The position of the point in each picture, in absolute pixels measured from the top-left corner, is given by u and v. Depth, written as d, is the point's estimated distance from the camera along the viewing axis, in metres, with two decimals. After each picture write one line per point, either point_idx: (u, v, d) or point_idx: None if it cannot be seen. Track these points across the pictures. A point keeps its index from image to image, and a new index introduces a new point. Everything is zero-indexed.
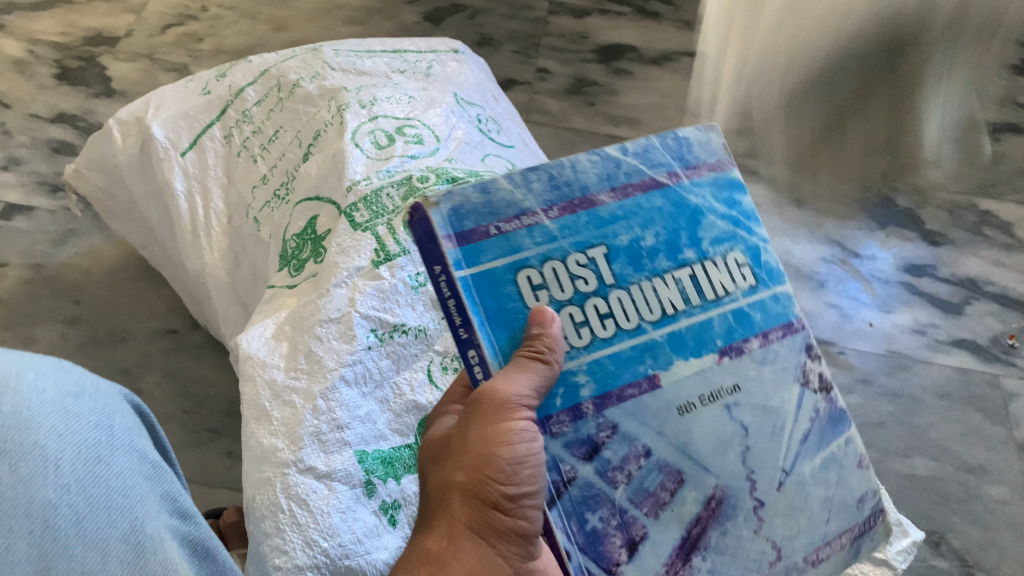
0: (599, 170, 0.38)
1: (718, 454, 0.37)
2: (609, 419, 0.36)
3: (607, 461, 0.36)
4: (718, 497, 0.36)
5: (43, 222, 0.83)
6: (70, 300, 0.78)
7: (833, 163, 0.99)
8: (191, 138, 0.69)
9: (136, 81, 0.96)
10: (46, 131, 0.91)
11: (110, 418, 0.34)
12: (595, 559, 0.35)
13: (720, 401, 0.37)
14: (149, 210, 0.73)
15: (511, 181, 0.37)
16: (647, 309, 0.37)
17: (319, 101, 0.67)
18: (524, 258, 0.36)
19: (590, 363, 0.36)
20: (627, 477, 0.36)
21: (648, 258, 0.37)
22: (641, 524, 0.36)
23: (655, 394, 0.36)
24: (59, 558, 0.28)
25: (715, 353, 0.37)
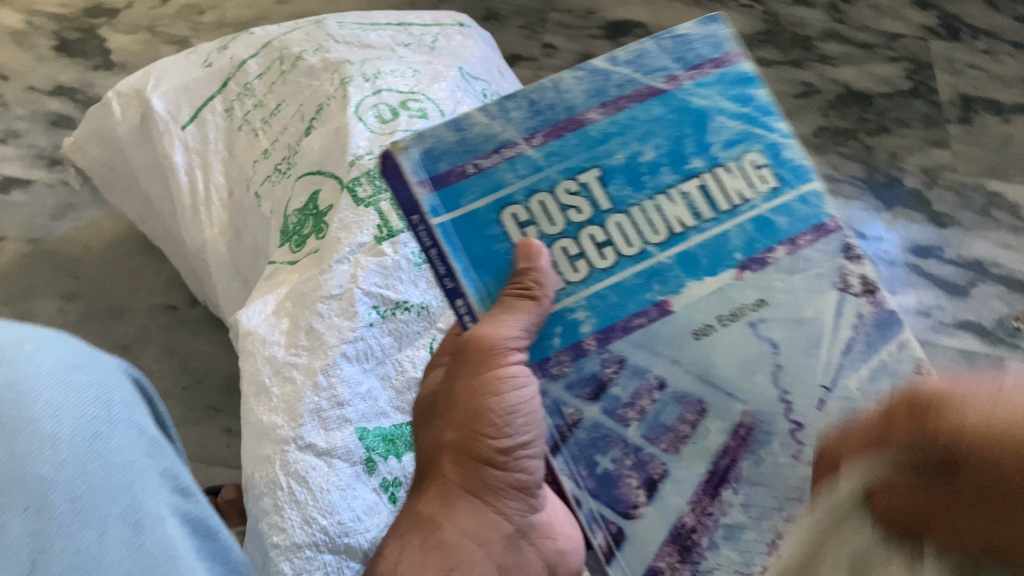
0: (586, 86, 0.37)
1: (745, 376, 0.36)
2: (614, 354, 0.36)
3: (615, 399, 0.36)
4: (748, 424, 0.36)
5: (42, 196, 0.82)
6: (70, 274, 0.77)
7: (841, 143, 0.99)
8: (192, 112, 0.68)
9: (136, 53, 0.95)
10: (44, 104, 0.89)
11: (108, 391, 0.33)
12: (609, 503, 0.36)
13: (742, 319, 0.36)
14: (149, 184, 0.72)
15: (486, 112, 0.36)
16: (649, 230, 0.36)
17: (322, 74, 0.66)
18: (509, 196, 0.36)
19: (590, 296, 0.36)
20: (638, 414, 0.36)
21: (648, 175, 0.36)
22: (659, 462, 0.36)
23: (666, 319, 0.36)
24: (55, 536, 0.28)
25: (733, 267, 0.36)
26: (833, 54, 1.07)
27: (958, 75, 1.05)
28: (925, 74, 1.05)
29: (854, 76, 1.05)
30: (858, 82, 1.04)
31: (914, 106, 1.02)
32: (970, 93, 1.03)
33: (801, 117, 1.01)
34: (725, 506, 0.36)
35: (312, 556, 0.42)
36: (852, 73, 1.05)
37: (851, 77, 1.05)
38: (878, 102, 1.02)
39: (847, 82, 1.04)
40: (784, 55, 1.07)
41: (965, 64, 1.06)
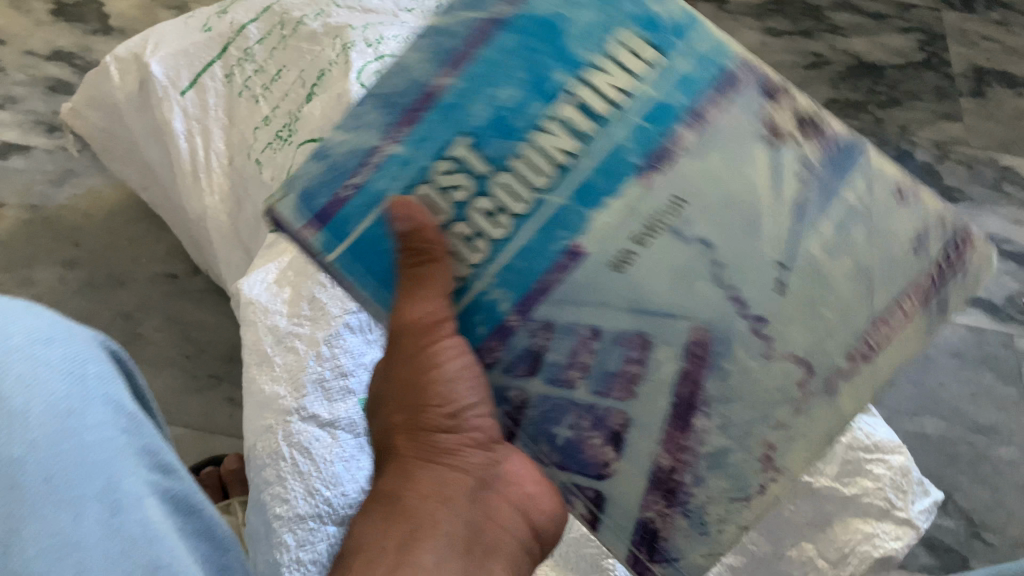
0: (424, 57, 0.40)
1: (681, 281, 0.37)
2: (539, 321, 0.38)
3: (554, 364, 0.38)
4: (701, 339, 0.38)
5: (41, 162, 0.81)
6: (69, 242, 0.76)
7: (852, 115, 0.97)
8: (192, 77, 0.67)
9: (134, 18, 0.93)
10: (42, 68, 0.88)
11: (82, 366, 0.33)
12: (579, 468, 0.39)
13: (664, 227, 0.38)
14: (148, 150, 0.71)
15: (342, 136, 0.39)
16: (537, 174, 0.38)
17: (324, 39, 0.64)
18: (385, 192, 0.38)
19: (500, 270, 0.38)
20: (582, 372, 0.38)
21: (512, 122, 0.38)
22: (615, 412, 0.38)
23: (583, 262, 0.37)
24: (25, 519, 0.28)
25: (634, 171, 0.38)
26: (844, 24, 1.06)
27: (971, 48, 1.04)
28: (938, 46, 1.04)
29: (865, 47, 1.03)
30: (869, 53, 1.03)
31: (926, 79, 1.01)
32: (982, 66, 1.03)
33: (811, 88, 0.99)
34: (701, 435, 0.38)
35: (315, 528, 0.42)
36: (863, 44, 1.04)
37: (862, 48, 1.03)
38: (889, 74, 1.01)
39: (858, 53, 1.03)
40: (795, 24, 1.05)
41: (978, 36, 1.06)
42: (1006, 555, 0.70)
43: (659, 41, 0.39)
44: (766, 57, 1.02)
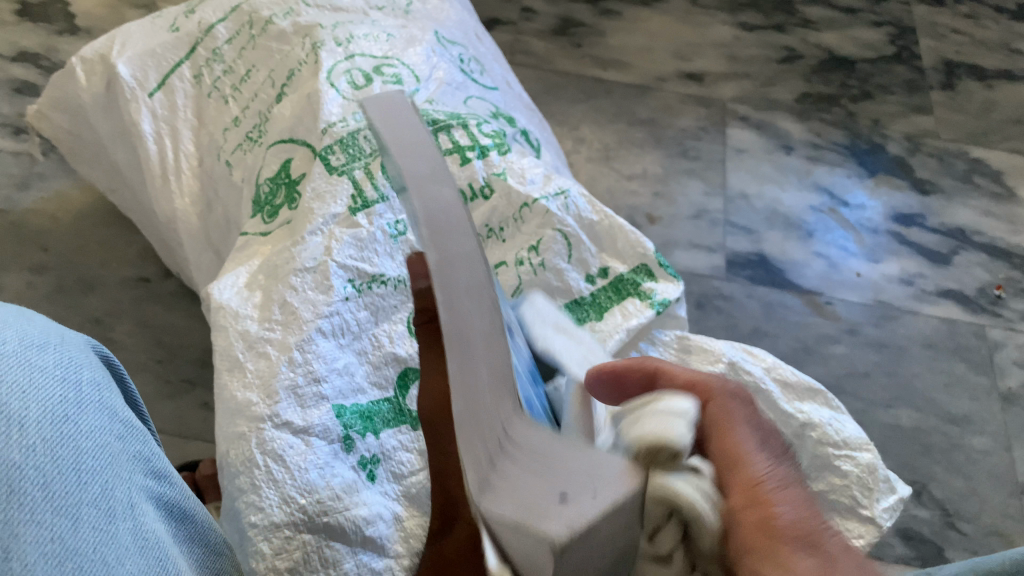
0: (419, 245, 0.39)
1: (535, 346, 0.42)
2: None
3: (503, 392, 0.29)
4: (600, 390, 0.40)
5: (7, 165, 0.79)
6: (37, 246, 0.75)
7: (824, 109, 0.97)
8: (160, 78, 0.66)
9: (103, 19, 0.93)
10: (7, 70, 0.86)
11: (76, 373, 0.30)
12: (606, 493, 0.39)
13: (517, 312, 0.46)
14: (117, 152, 0.70)
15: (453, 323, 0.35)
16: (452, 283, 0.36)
17: (293, 39, 0.64)
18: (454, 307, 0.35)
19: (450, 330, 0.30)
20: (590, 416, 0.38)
21: None
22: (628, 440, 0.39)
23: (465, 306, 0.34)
24: (26, 524, 0.25)
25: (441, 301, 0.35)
26: (815, 18, 1.07)
27: (939, 40, 1.06)
28: (907, 39, 1.06)
29: (837, 41, 1.05)
30: (841, 47, 1.04)
31: (897, 72, 1.02)
32: (952, 58, 1.04)
33: (784, 82, 1.00)
34: None
35: (290, 535, 0.41)
36: (834, 38, 1.05)
37: (833, 42, 1.05)
38: (860, 68, 1.02)
39: (829, 47, 1.04)
40: (767, 20, 1.07)
41: (948, 29, 1.08)
42: (982, 544, 0.66)
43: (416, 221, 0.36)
44: (739, 51, 1.02)
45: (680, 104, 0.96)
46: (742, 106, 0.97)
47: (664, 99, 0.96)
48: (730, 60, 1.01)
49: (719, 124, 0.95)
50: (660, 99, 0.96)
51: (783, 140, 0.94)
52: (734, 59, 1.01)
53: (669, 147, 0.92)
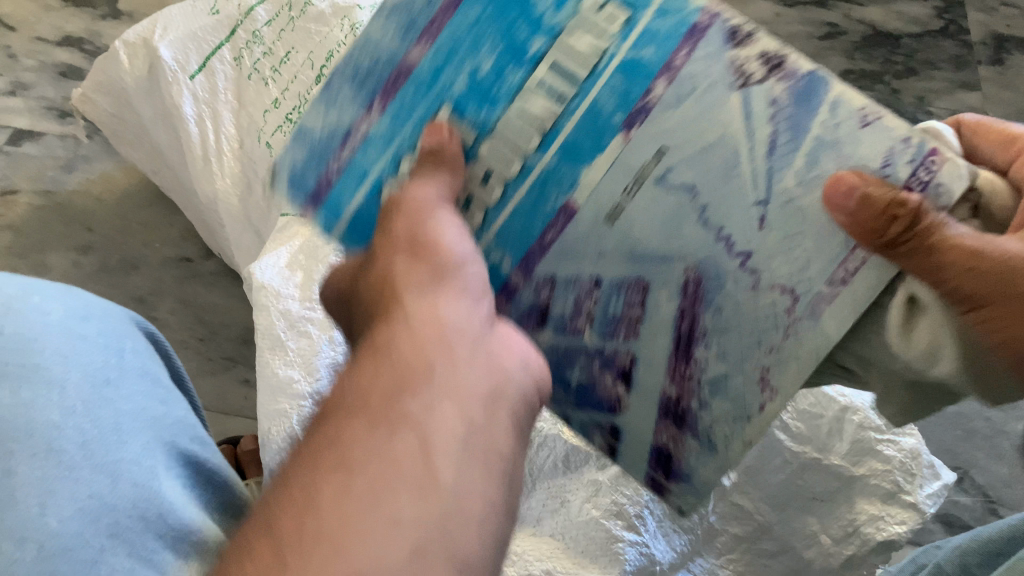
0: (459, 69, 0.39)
1: (631, 193, 0.36)
2: (542, 278, 0.39)
3: (561, 318, 0.40)
4: (696, 278, 0.36)
5: (53, 148, 0.81)
6: (82, 226, 0.76)
7: (868, 86, 0.96)
8: (201, 61, 0.67)
9: (145, 3, 0.94)
10: (53, 55, 0.88)
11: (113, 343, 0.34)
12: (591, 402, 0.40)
13: (650, 177, 0.36)
14: (159, 134, 0.70)
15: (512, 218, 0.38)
16: (527, 139, 0.37)
17: (332, 20, 0.64)
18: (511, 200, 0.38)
19: (497, 242, 0.39)
20: (588, 319, 0.39)
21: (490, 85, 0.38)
22: (623, 352, 0.39)
23: (572, 223, 0.38)
24: (60, 479, 0.28)
25: (497, 108, 0.38)
26: None
27: (990, 14, 1.02)
28: (955, 12, 1.02)
29: (881, 16, 1.02)
30: (885, 23, 1.01)
31: (944, 48, 0.99)
32: (1003, 33, 1.00)
33: (824, 61, 0.98)
34: (698, 367, 0.37)
35: None
36: (879, 13, 1.02)
37: (876, 16, 1.02)
38: (905, 43, 0.99)
39: (873, 23, 1.01)
40: None
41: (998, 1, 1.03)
42: None
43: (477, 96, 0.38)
44: (781, 28, 1.01)
45: None
46: None
47: None
48: None
49: None
50: None
51: None
52: None
53: None
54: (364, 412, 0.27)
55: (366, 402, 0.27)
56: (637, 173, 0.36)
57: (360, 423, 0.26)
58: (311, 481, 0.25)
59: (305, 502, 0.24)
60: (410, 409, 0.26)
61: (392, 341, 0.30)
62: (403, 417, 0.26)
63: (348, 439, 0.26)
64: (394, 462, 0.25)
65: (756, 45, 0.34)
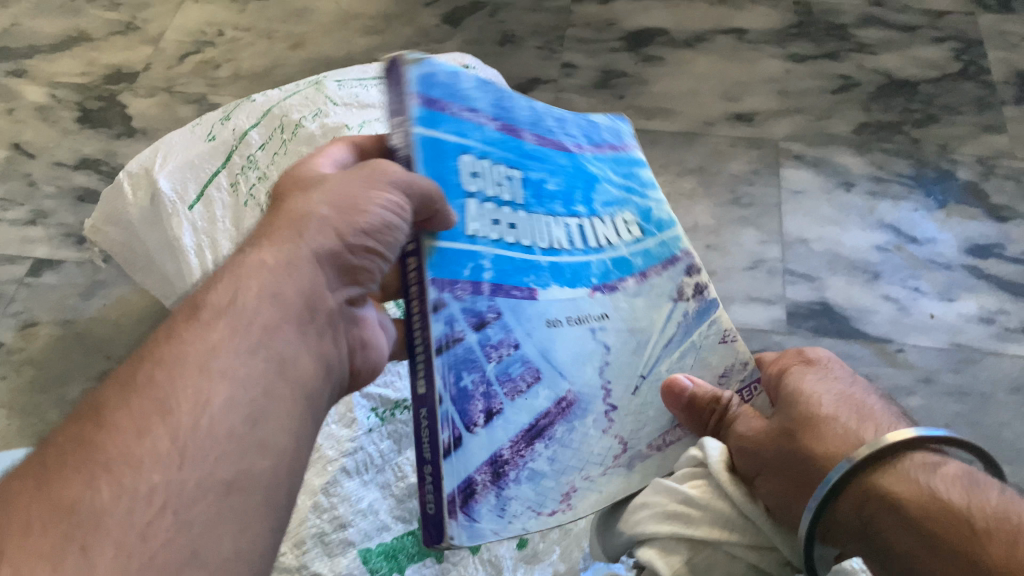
0: (565, 229, 0.39)
1: (575, 364, 0.37)
2: (496, 306, 0.35)
3: (488, 337, 0.34)
4: (570, 398, 0.36)
5: (73, 275, 0.83)
6: (102, 354, 0.78)
7: (885, 138, 0.92)
8: (199, 189, 0.68)
9: (156, 117, 0.97)
10: (70, 179, 0.91)
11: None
12: (461, 411, 0.32)
13: (586, 324, 0.38)
14: (164, 262, 0.71)
15: (478, 206, 0.37)
16: (580, 240, 0.40)
17: (321, 141, 0.66)
18: (479, 252, 0.35)
19: (493, 250, 0.36)
20: (496, 357, 0.34)
21: (548, 200, 0.40)
22: (500, 402, 0.34)
23: (533, 304, 0.36)
24: None
25: (588, 288, 0.39)
26: (871, 41, 1.02)
27: (1011, 49, 0.99)
28: (975, 52, 0.99)
29: (896, 62, 0.99)
30: (901, 69, 0.98)
31: (965, 89, 0.95)
32: None
33: (840, 114, 0.95)
34: (536, 454, 0.35)
35: None
36: (894, 59, 1.00)
37: (892, 63, 0.99)
38: (922, 89, 0.96)
39: (888, 70, 0.98)
40: (819, 47, 1.02)
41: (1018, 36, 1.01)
42: None
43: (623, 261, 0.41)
44: (791, 85, 0.98)
45: (730, 148, 0.93)
46: (794, 144, 0.92)
47: (713, 144, 0.93)
48: (781, 95, 0.97)
49: (773, 166, 0.91)
50: (708, 144, 0.93)
51: (843, 177, 0.89)
52: (784, 94, 0.97)
53: (720, 195, 0.88)
54: (242, 333, 0.29)
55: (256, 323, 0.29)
56: (683, 286, 0.43)
57: (235, 355, 0.28)
58: (173, 367, 0.27)
59: (183, 396, 0.27)
60: (284, 348, 0.30)
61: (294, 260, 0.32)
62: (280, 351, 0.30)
63: (222, 345, 0.28)
64: (252, 400, 0.28)
65: (700, 283, 0.44)
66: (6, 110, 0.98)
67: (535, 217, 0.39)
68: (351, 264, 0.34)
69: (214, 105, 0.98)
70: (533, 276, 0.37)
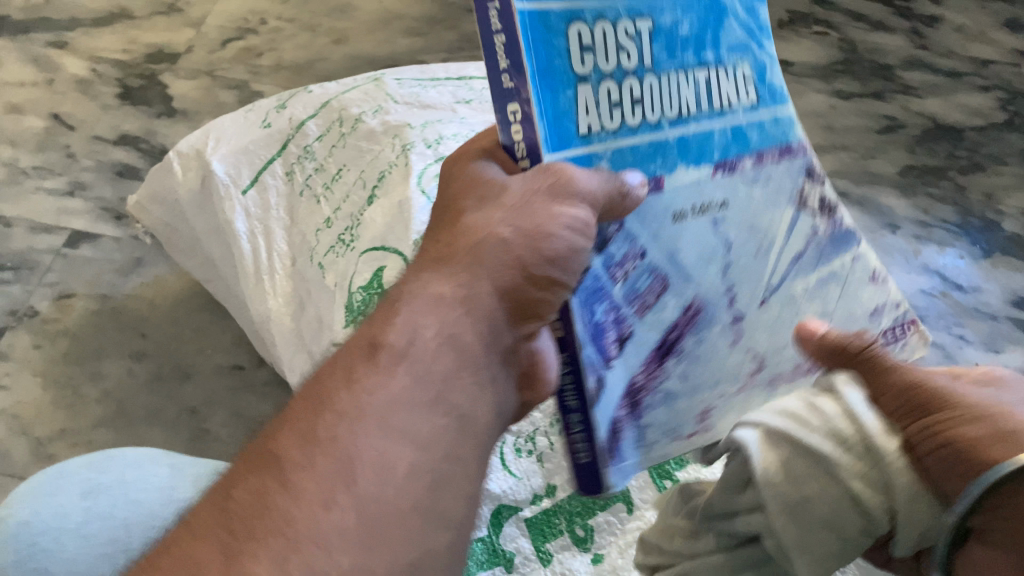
0: (690, 92, 0.39)
1: (701, 264, 0.41)
2: (626, 235, 0.39)
3: (610, 256, 0.38)
4: (696, 305, 0.41)
5: (109, 251, 0.83)
6: (137, 332, 0.78)
7: (931, 183, 0.91)
8: (252, 175, 0.68)
9: (197, 100, 0.96)
10: (109, 154, 0.90)
11: (121, 453, 0.47)
12: (599, 350, 0.38)
13: (710, 214, 0.41)
14: (211, 246, 0.72)
15: (598, 107, 0.36)
16: (669, 105, 0.38)
17: (383, 138, 0.65)
18: (596, 153, 0.36)
19: (615, 150, 0.37)
20: (623, 275, 0.39)
21: (680, 47, 0.39)
22: (629, 324, 0.39)
23: (659, 195, 0.39)
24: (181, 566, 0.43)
25: (711, 167, 0.41)
26: (915, 84, 1.01)
27: None
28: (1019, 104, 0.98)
29: (941, 108, 0.99)
30: (945, 114, 0.98)
31: (1010, 140, 0.94)
32: None
33: (886, 154, 0.95)
34: (666, 372, 0.41)
35: None
36: (938, 105, 0.99)
37: (937, 108, 0.99)
38: (968, 136, 0.95)
39: (933, 115, 0.98)
40: (864, 85, 1.03)
41: None
42: None
43: (737, 142, 0.42)
44: (837, 121, 1.00)
45: None
46: (841, 180, 0.93)
47: None
48: (827, 130, 0.99)
49: None
50: None
51: (888, 219, 0.89)
52: (830, 129, 0.99)
53: None
54: (417, 384, 0.32)
55: (431, 361, 0.33)
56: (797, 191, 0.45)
57: (406, 407, 0.31)
58: (354, 423, 0.30)
59: (379, 466, 0.29)
60: (459, 403, 0.33)
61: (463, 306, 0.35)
62: (450, 407, 0.33)
63: (399, 398, 0.31)
64: (435, 460, 0.31)
65: (821, 188, 0.46)
66: (45, 80, 0.98)
67: (664, 78, 0.38)
68: (523, 302, 0.36)
69: (255, 93, 0.97)
70: (671, 155, 0.39)
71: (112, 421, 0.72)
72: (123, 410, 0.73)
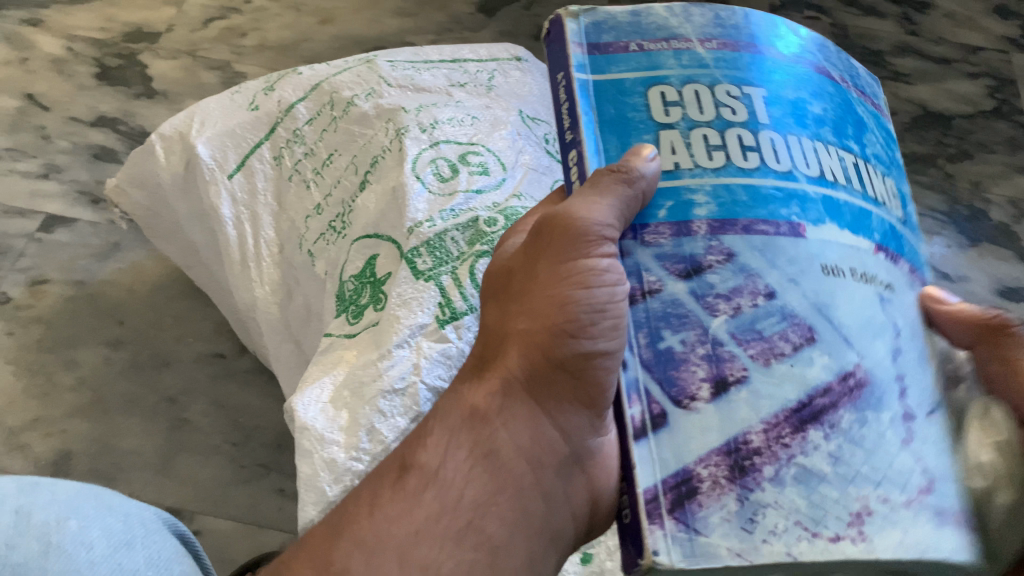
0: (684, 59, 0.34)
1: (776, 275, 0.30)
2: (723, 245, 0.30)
3: (709, 286, 0.30)
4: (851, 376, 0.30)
5: (85, 235, 0.80)
6: (114, 320, 0.74)
7: (920, 171, 0.84)
8: (239, 159, 0.65)
9: (178, 80, 0.93)
10: (86, 136, 0.87)
11: (49, 491, 0.41)
12: (659, 379, 0.29)
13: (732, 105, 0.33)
14: (194, 232, 0.69)
15: (669, 8, 0.36)
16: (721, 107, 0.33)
17: (376, 122, 0.62)
18: (663, 75, 0.34)
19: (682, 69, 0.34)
20: (732, 309, 0.30)
21: (812, 121, 0.33)
22: (741, 367, 0.29)
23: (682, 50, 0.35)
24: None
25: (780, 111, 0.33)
26: (907, 70, 0.92)
27: None
28: (1008, 92, 0.90)
29: (930, 94, 0.90)
30: (935, 102, 0.90)
31: (998, 128, 0.87)
32: None
33: None
34: (808, 446, 0.28)
35: None
36: (928, 91, 0.90)
37: (927, 95, 0.90)
38: (958, 124, 0.88)
39: (923, 102, 0.90)
40: None
41: None
42: None
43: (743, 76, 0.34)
44: None
45: None
46: None
47: None
48: None
49: None
50: None
51: None
52: None
53: None
54: (440, 516, 0.32)
55: (456, 489, 0.32)
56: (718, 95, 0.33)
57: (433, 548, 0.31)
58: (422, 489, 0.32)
59: None
60: (494, 533, 0.32)
61: (508, 489, 0.32)
62: (479, 543, 0.31)
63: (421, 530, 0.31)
64: None
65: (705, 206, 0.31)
66: (19, 58, 0.94)
67: (789, 138, 0.32)
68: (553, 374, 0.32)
69: (238, 74, 0.94)
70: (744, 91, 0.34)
71: (87, 412, 0.69)
72: (99, 400, 0.70)
